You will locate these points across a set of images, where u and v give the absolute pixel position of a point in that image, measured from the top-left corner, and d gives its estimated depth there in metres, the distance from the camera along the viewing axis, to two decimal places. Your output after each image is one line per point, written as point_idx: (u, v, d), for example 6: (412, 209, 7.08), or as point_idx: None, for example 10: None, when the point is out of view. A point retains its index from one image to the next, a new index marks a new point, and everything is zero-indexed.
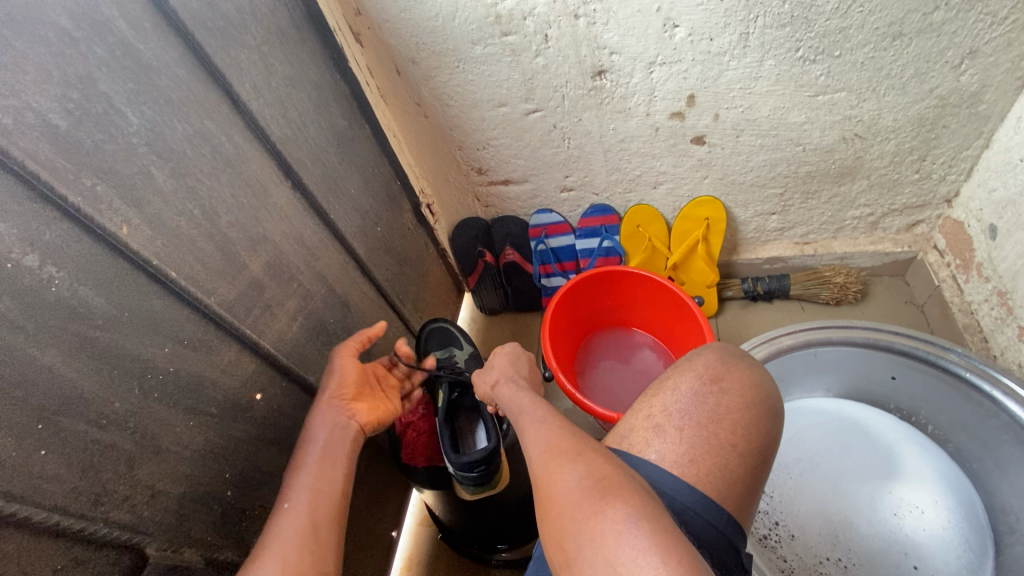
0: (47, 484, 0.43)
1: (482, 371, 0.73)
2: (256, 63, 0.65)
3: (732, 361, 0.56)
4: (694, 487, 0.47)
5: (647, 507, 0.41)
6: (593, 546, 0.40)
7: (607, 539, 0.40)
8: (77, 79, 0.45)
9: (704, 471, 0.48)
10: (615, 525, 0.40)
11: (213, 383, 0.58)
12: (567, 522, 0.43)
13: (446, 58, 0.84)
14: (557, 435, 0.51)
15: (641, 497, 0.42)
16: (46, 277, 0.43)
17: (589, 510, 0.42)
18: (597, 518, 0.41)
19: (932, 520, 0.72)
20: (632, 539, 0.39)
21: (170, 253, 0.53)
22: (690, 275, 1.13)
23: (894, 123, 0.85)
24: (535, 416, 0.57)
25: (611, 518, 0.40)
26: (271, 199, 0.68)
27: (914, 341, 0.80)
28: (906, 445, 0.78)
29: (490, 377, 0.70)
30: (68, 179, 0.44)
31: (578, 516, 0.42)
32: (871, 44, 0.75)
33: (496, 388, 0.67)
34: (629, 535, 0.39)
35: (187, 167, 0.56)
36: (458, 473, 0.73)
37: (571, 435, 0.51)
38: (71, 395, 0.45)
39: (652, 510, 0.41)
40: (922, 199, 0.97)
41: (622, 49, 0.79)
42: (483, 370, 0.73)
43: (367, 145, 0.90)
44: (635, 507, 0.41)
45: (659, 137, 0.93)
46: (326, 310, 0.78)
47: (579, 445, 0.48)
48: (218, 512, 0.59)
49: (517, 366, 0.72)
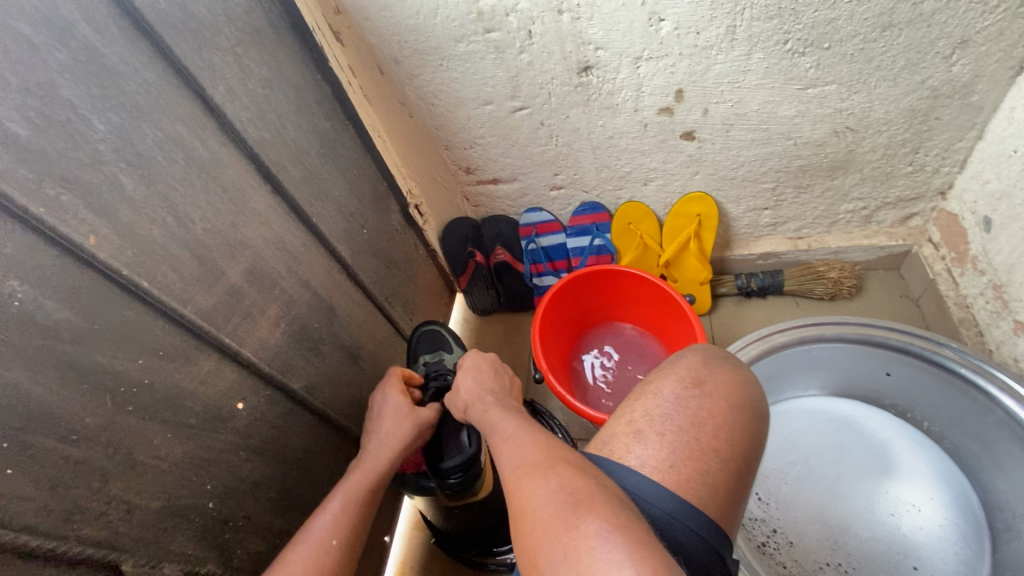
0: (15, 503, 0.42)
1: (452, 392, 0.71)
2: (230, 66, 0.63)
3: (715, 364, 0.55)
4: (675, 493, 0.46)
5: (621, 518, 0.40)
6: (567, 561, 0.39)
7: (580, 554, 0.39)
8: (37, 87, 0.44)
9: (684, 478, 0.47)
10: (590, 539, 0.39)
11: (192, 394, 0.57)
12: (539, 539, 0.41)
13: (428, 56, 0.82)
14: (529, 451, 0.50)
15: (616, 507, 0.41)
16: (8, 291, 0.41)
17: (562, 525, 0.41)
18: (570, 533, 0.40)
19: (930, 518, 0.73)
20: (606, 553, 0.38)
21: (142, 263, 0.52)
22: (683, 272, 1.11)
23: (886, 115, 0.84)
24: (507, 433, 0.55)
25: (585, 532, 0.39)
26: (250, 204, 0.66)
27: (907, 337, 0.79)
28: (899, 442, 0.79)
29: (460, 398, 0.69)
30: (30, 190, 0.43)
31: (551, 532, 0.41)
32: (861, 36, 0.73)
33: (467, 408, 0.66)
34: (603, 549, 0.38)
35: (159, 174, 0.54)
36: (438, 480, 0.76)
37: (542, 449, 0.49)
38: (39, 411, 0.44)
39: (627, 520, 0.40)
40: (917, 191, 0.96)
41: (608, 44, 0.78)
42: (454, 391, 0.71)
43: (350, 146, 0.89)
44: (608, 519, 0.40)
45: (648, 133, 0.91)
46: (311, 316, 0.76)
47: (551, 459, 0.47)
48: (199, 525, 0.58)
49: (481, 378, 0.70)
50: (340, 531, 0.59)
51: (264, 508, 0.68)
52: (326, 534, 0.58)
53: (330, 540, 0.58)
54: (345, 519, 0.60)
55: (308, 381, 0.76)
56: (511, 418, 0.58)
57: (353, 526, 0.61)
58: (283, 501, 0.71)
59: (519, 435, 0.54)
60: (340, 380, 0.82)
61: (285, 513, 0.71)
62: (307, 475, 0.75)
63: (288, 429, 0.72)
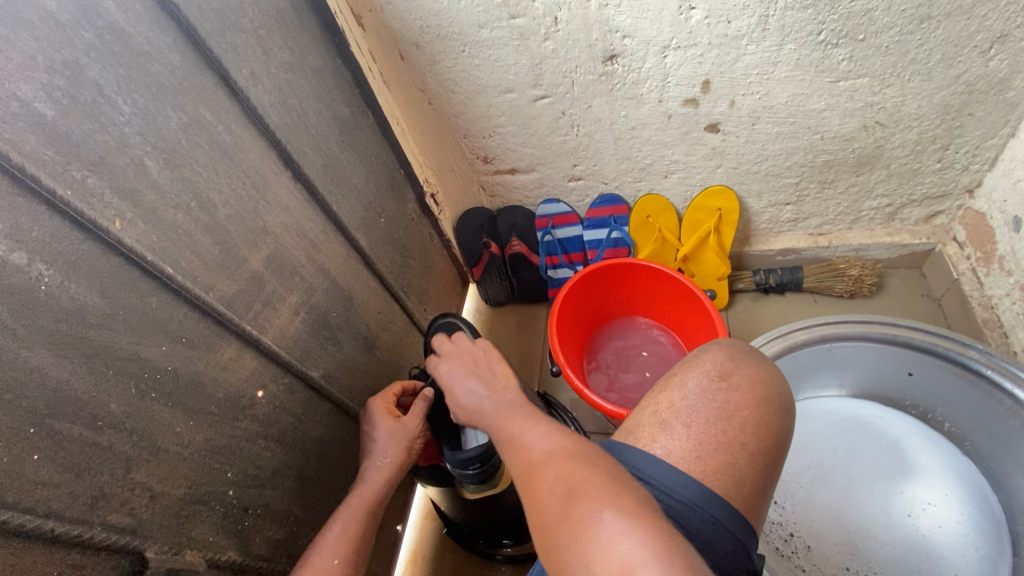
0: (43, 488, 0.42)
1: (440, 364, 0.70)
2: (254, 48, 0.62)
3: (741, 357, 0.54)
4: (701, 483, 0.45)
5: (619, 493, 0.39)
6: (573, 535, 0.38)
7: (587, 529, 0.38)
8: (64, 66, 0.42)
9: (711, 469, 0.46)
10: (591, 519, 0.38)
11: (214, 381, 0.57)
12: (542, 528, 0.41)
13: (451, 42, 0.80)
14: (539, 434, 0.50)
15: (614, 484, 0.40)
16: (36, 276, 0.41)
17: (570, 500, 0.40)
18: (571, 519, 0.39)
19: (947, 517, 0.72)
20: (607, 529, 0.37)
21: (166, 248, 0.51)
22: (701, 267, 1.10)
23: (917, 110, 0.82)
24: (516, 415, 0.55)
25: (592, 506, 0.39)
26: (272, 190, 0.65)
27: (933, 338, 0.78)
28: (913, 442, 0.77)
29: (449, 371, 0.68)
30: (57, 171, 0.42)
31: (560, 509, 0.40)
32: (897, 27, 0.71)
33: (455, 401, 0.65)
34: (608, 523, 0.37)
35: (183, 158, 0.53)
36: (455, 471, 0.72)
37: (553, 432, 0.49)
38: (66, 398, 0.43)
39: (625, 494, 0.39)
40: (944, 188, 0.94)
41: (635, 32, 0.76)
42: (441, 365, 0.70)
43: (369, 132, 0.87)
44: (607, 496, 0.39)
45: (672, 124, 0.89)
46: (329, 304, 0.75)
47: (559, 444, 0.46)
48: (219, 512, 0.58)
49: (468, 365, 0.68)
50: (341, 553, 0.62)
51: (283, 495, 0.67)
52: (327, 556, 0.61)
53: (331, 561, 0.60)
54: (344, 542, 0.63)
55: (326, 370, 0.75)
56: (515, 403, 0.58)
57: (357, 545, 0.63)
58: (302, 489, 0.71)
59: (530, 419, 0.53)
60: (356, 369, 0.82)
61: (303, 501, 0.71)
62: (322, 463, 0.75)
63: (306, 418, 0.71)
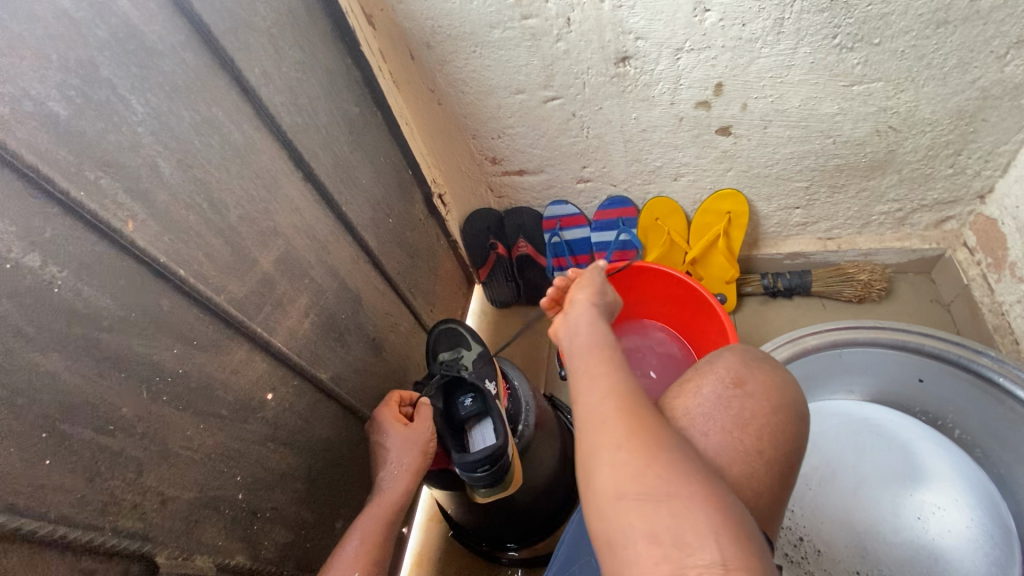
0: (55, 493, 0.41)
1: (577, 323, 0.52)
2: (265, 47, 0.61)
3: (755, 363, 0.53)
4: None
5: (714, 496, 0.37)
6: (654, 529, 0.36)
7: (672, 531, 0.35)
8: (78, 65, 0.42)
9: (730, 480, 0.46)
10: (681, 519, 0.36)
11: (224, 384, 0.56)
12: (616, 505, 0.38)
13: (462, 42, 0.80)
14: (610, 388, 0.43)
15: (704, 484, 0.37)
16: (48, 278, 0.40)
17: (656, 494, 0.37)
18: (658, 509, 0.36)
19: (956, 520, 0.70)
20: (701, 535, 0.35)
21: (178, 250, 0.50)
22: (709, 270, 1.10)
23: (931, 115, 0.81)
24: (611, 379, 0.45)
25: (684, 510, 0.36)
26: (282, 190, 0.65)
27: (944, 343, 0.77)
28: (922, 445, 0.76)
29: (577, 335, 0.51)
30: (70, 172, 0.41)
31: (639, 498, 0.37)
32: (913, 32, 0.71)
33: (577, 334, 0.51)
34: (704, 533, 0.35)
35: (195, 158, 0.53)
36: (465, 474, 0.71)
37: (636, 396, 0.43)
38: (78, 401, 0.43)
39: (718, 499, 0.37)
40: (955, 194, 0.94)
41: (648, 34, 0.76)
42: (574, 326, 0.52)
43: (378, 133, 0.87)
44: (702, 500, 0.36)
45: (683, 127, 0.89)
46: (338, 306, 0.75)
47: (642, 416, 0.41)
48: (229, 516, 0.57)
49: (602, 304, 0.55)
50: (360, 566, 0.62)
51: (291, 498, 0.67)
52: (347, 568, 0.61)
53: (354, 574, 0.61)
54: (366, 556, 0.63)
55: (334, 372, 0.74)
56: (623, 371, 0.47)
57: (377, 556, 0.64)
58: (310, 493, 0.70)
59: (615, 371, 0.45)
60: (365, 371, 0.81)
61: (311, 505, 0.70)
62: (330, 466, 0.74)
63: (314, 421, 0.70)
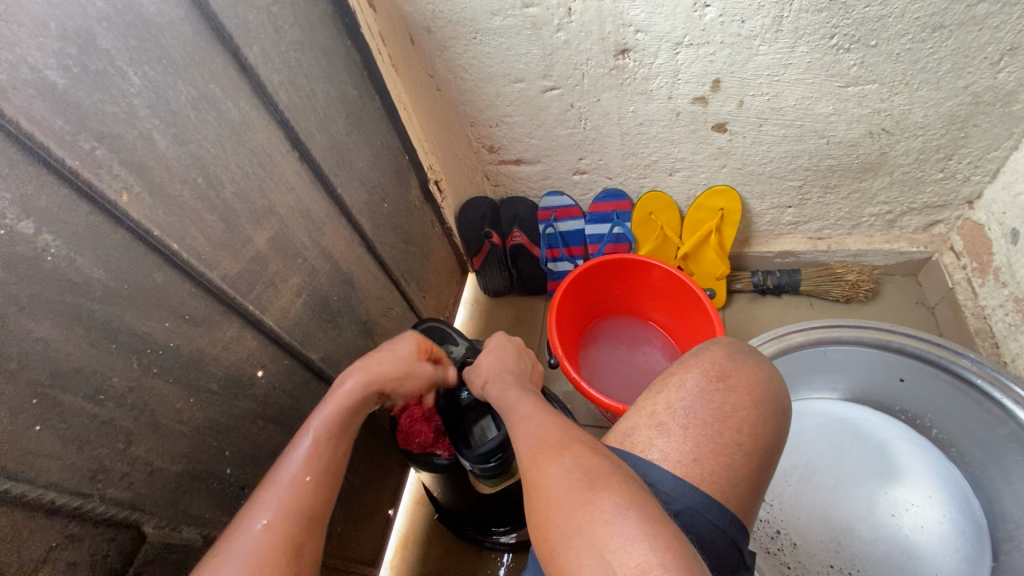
0: (44, 460, 0.42)
1: (472, 369, 0.70)
2: (264, 25, 0.61)
3: (739, 357, 0.55)
4: (697, 488, 0.46)
5: (634, 496, 0.41)
6: (580, 535, 0.40)
7: (595, 527, 0.40)
8: (76, 34, 0.42)
9: (708, 472, 0.47)
10: (604, 514, 0.40)
11: (215, 359, 0.57)
12: (552, 513, 0.42)
13: (462, 28, 0.80)
14: (545, 429, 0.51)
15: (629, 486, 0.42)
16: (42, 246, 0.40)
17: (576, 500, 0.42)
18: (584, 508, 0.41)
19: (929, 517, 0.73)
20: (620, 527, 0.39)
21: (172, 224, 0.51)
22: (700, 266, 1.11)
23: (923, 119, 0.82)
24: (523, 412, 0.56)
25: (599, 507, 0.40)
26: (278, 170, 0.65)
27: (926, 344, 0.79)
28: (898, 443, 0.78)
29: (479, 376, 0.68)
30: (66, 141, 0.41)
31: (566, 507, 0.42)
32: (909, 35, 0.72)
33: (487, 385, 0.66)
34: (618, 523, 0.39)
35: (192, 134, 0.53)
36: (475, 466, 0.72)
37: (567, 431, 0.50)
38: (69, 369, 0.43)
39: (640, 498, 0.41)
40: (944, 198, 0.95)
41: (649, 27, 0.76)
42: (472, 369, 0.70)
43: (375, 116, 0.87)
44: (623, 498, 0.41)
45: (680, 121, 0.89)
46: (330, 287, 0.75)
47: (568, 442, 0.48)
48: (216, 490, 0.58)
49: (507, 358, 0.70)
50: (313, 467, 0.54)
51: None
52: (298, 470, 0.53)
53: (302, 477, 0.53)
54: (324, 457, 0.55)
55: (325, 353, 0.75)
56: (516, 400, 0.59)
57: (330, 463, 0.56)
58: None
59: (541, 416, 0.54)
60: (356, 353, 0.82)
61: None
62: None
63: (303, 400, 0.71)
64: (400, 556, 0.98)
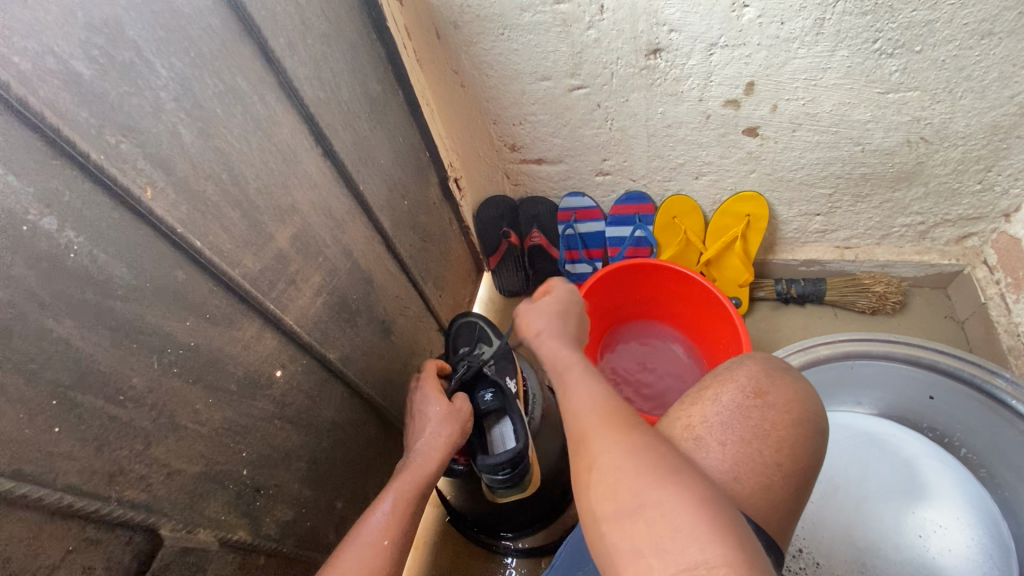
0: (61, 461, 0.41)
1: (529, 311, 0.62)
2: (292, 16, 0.59)
3: (778, 373, 0.52)
4: (737, 507, 0.45)
5: (706, 499, 0.38)
6: (645, 528, 0.38)
7: (659, 523, 0.37)
8: (103, 23, 0.40)
9: (747, 490, 0.46)
10: (671, 513, 0.38)
11: (235, 359, 0.56)
12: (616, 504, 0.40)
13: (490, 24, 0.78)
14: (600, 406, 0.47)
15: (698, 488, 0.39)
16: (65, 243, 0.39)
17: (643, 496, 0.39)
18: (652, 503, 0.38)
19: (957, 540, 0.69)
20: (687, 526, 0.36)
21: (195, 221, 0.49)
22: (723, 272, 1.09)
23: (965, 129, 0.79)
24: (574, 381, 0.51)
25: (668, 505, 0.38)
26: (302, 166, 0.63)
27: (960, 362, 0.76)
28: (925, 461, 0.75)
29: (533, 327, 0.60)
30: (91, 135, 0.40)
31: (631, 498, 0.40)
32: (956, 41, 0.69)
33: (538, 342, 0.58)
34: (683, 523, 0.37)
35: (217, 128, 0.51)
36: (486, 475, 0.71)
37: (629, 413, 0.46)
38: (90, 369, 0.42)
39: (711, 502, 0.38)
40: (980, 211, 0.92)
41: (683, 26, 0.73)
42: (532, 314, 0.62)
43: (398, 111, 0.85)
44: (693, 498, 0.38)
45: (710, 124, 0.87)
46: (350, 286, 0.74)
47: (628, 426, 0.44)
48: (232, 492, 0.57)
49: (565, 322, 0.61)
50: (391, 531, 0.58)
51: (293, 477, 0.67)
52: (377, 532, 0.57)
53: (381, 541, 0.56)
54: (398, 522, 0.59)
55: (343, 353, 0.73)
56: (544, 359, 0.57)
57: (405, 525, 0.60)
58: (314, 471, 0.70)
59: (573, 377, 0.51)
60: (373, 352, 0.80)
61: (313, 483, 0.70)
62: (335, 446, 0.74)
63: (321, 400, 0.70)
64: (409, 558, 0.97)
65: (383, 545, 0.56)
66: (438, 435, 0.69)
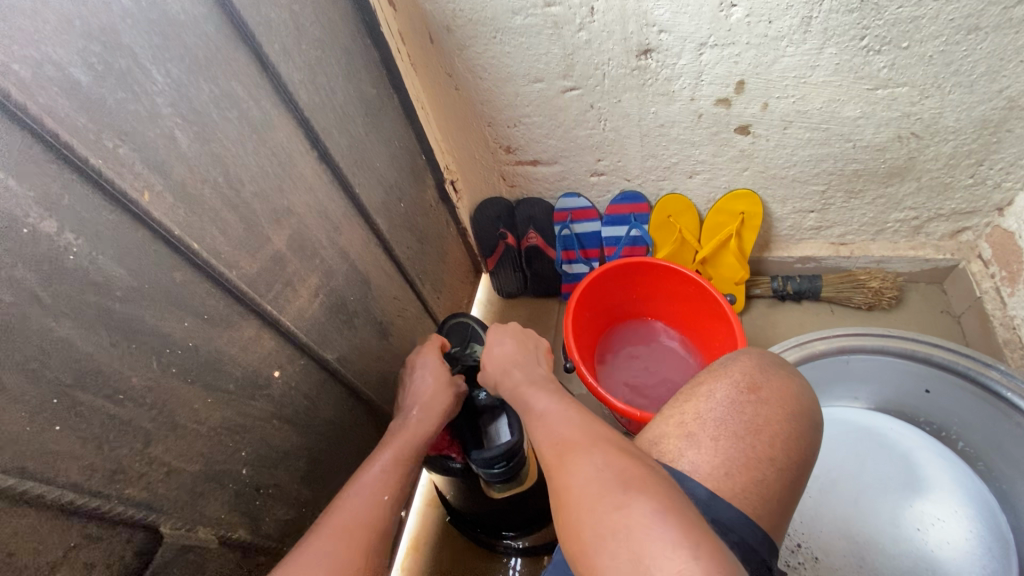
0: (61, 459, 0.42)
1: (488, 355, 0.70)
2: (286, 22, 0.61)
3: (770, 369, 0.53)
4: (730, 503, 0.45)
5: (671, 502, 0.39)
6: (616, 537, 0.39)
7: (629, 532, 0.38)
8: (101, 32, 0.41)
9: (740, 486, 0.46)
10: (640, 518, 0.38)
11: (232, 359, 0.56)
12: (585, 514, 0.41)
13: (483, 27, 0.79)
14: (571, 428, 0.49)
15: (666, 496, 0.40)
16: (64, 245, 0.40)
17: (610, 503, 0.40)
18: (619, 510, 0.40)
19: (956, 533, 0.69)
20: (657, 531, 0.37)
21: (192, 224, 0.50)
22: (719, 270, 1.09)
23: (955, 123, 0.80)
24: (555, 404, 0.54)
25: (635, 510, 0.39)
26: (297, 169, 0.64)
27: (955, 355, 0.76)
28: (923, 453, 0.76)
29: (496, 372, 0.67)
30: (89, 140, 0.41)
31: (600, 507, 0.41)
32: (943, 37, 0.70)
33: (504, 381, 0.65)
34: (655, 528, 0.38)
35: (213, 132, 0.52)
36: (482, 470, 0.72)
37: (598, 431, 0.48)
38: (90, 369, 0.43)
39: (679, 509, 0.39)
40: (974, 204, 0.92)
41: (673, 27, 0.74)
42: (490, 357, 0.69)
43: (393, 115, 0.86)
44: (660, 502, 0.39)
45: (702, 123, 0.88)
46: (347, 287, 0.75)
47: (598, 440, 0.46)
48: (232, 491, 0.58)
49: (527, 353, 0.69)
50: (390, 488, 0.58)
51: (293, 476, 0.67)
52: (375, 489, 0.57)
53: (380, 496, 0.56)
54: (394, 479, 0.59)
55: (341, 353, 0.74)
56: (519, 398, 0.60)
57: (402, 481, 0.60)
58: (312, 471, 0.71)
59: (541, 408, 0.55)
60: (371, 354, 0.81)
61: (312, 483, 0.71)
62: (333, 446, 0.75)
63: (319, 400, 0.71)
64: (410, 559, 0.97)
65: (383, 500, 0.56)
66: (434, 402, 0.69)
